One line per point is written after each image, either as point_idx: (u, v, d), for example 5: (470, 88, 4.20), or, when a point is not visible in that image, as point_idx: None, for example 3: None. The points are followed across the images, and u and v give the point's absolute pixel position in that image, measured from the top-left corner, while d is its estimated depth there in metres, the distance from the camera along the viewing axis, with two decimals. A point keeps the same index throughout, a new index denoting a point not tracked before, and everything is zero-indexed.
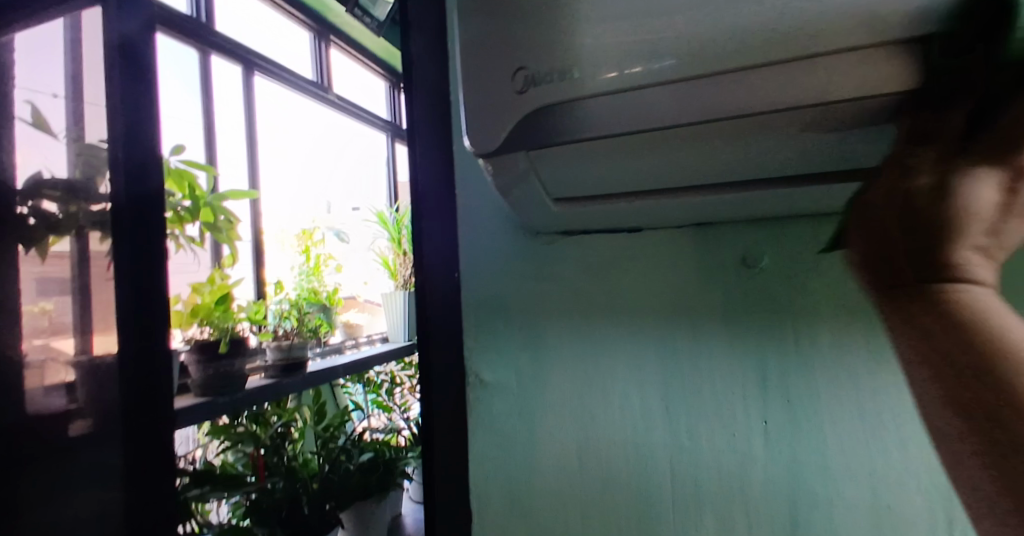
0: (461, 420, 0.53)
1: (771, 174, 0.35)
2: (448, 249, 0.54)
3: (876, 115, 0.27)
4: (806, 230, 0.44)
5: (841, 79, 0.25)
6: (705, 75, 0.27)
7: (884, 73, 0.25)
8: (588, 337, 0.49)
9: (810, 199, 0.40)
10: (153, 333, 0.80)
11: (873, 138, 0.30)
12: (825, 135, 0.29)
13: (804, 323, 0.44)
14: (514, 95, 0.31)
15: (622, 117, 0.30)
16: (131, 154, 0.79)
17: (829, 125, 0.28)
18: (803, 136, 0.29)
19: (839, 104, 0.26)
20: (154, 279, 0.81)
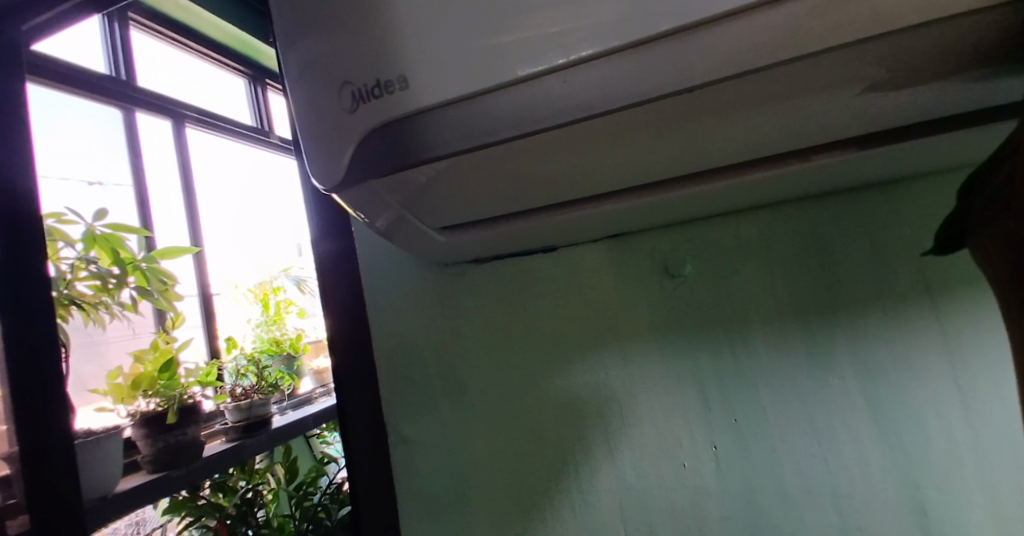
0: (387, 485, 0.47)
1: (665, 173, 0.31)
2: (352, 295, 0.49)
3: (751, 98, 0.23)
4: (726, 228, 0.41)
5: (701, 58, 0.21)
6: (552, 70, 0.23)
7: (750, 45, 0.21)
8: (511, 375, 0.44)
9: (720, 197, 0.36)
10: (49, 425, 0.69)
11: (756, 125, 0.26)
12: (704, 122, 0.25)
13: (738, 332, 0.40)
14: (345, 115, 0.26)
15: (470, 131, 0.25)
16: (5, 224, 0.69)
17: (701, 111, 0.24)
18: (680, 125, 0.25)
19: (707, 87, 0.22)
20: (46, 361, 0.70)
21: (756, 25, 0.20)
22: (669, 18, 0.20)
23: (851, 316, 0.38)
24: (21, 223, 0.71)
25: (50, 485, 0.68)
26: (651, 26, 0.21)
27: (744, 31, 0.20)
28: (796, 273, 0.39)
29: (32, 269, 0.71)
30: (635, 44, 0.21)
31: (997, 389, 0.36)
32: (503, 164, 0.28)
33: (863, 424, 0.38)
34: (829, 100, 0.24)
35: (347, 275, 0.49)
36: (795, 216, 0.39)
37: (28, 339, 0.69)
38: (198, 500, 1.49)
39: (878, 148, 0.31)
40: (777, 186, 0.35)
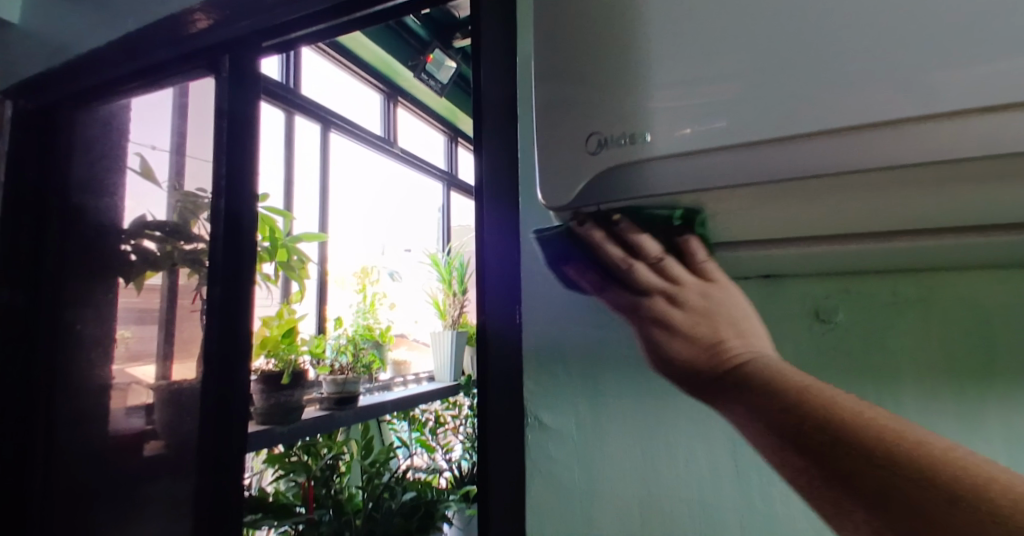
0: (519, 463, 0.54)
1: (846, 230, 0.36)
2: (512, 296, 0.57)
3: (952, 178, 0.27)
4: (882, 287, 0.44)
5: (908, 146, 0.26)
6: (771, 140, 0.29)
7: (950, 145, 0.26)
8: (647, 386, 0.50)
9: (892, 252, 0.38)
10: (236, 368, 0.91)
11: (943, 204, 0.30)
12: (904, 193, 0.30)
13: (884, 383, 0.42)
14: (587, 155, 0.34)
15: (688, 179, 0.32)
16: (229, 204, 0.94)
17: (896, 187, 0.29)
18: (876, 193, 0.30)
19: (908, 168, 0.27)
20: (239, 316, 0.92)
21: (959, 126, 0.25)
22: (888, 111, 0.26)
23: (1005, 386, 0.40)
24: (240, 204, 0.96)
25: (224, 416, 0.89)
26: (870, 117, 0.27)
27: (947, 128, 0.26)
28: (948, 333, 0.42)
29: (241, 251, 0.94)
30: (851, 127, 0.27)
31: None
32: (704, 207, 0.34)
33: None
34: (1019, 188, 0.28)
35: (510, 277, 0.58)
36: (955, 281, 0.42)
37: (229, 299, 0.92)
38: (290, 457, 1.68)
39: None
40: (947, 254, 0.38)
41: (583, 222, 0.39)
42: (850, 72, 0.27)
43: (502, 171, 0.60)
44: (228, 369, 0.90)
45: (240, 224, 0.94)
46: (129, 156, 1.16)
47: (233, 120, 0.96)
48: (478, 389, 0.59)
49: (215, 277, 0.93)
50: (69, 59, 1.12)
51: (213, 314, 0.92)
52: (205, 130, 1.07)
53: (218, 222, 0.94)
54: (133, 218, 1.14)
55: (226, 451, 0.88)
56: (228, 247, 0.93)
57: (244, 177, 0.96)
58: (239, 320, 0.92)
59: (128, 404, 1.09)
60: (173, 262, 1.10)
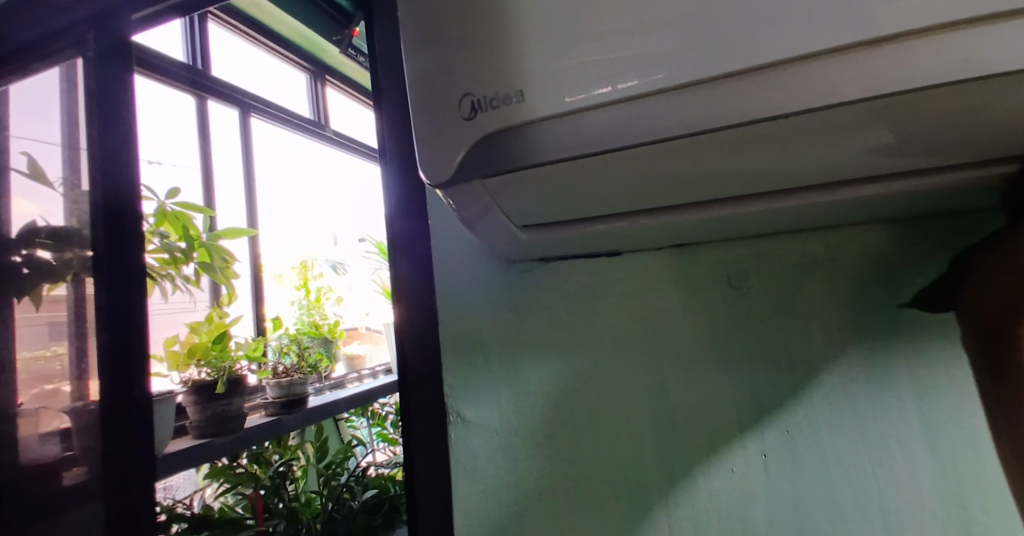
0: (442, 463, 0.50)
1: (750, 190, 0.33)
2: (423, 285, 0.52)
3: (843, 126, 0.25)
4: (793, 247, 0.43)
5: (798, 91, 0.24)
6: (656, 92, 0.25)
7: (841, 88, 0.23)
8: (568, 369, 0.47)
9: (802, 210, 0.36)
10: (134, 382, 0.83)
11: (844, 154, 0.28)
12: (800, 145, 0.27)
13: (796, 345, 0.42)
14: (462, 122, 0.30)
15: (572, 142, 0.28)
16: (108, 197, 0.84)
17: (794, 138, 0.26)
18: (773, 148, 0.27)
19: (799, 116, 0.24)
20: (135, 321, 0.84)
21: (853, 64, 0.23)
22: (777, 48, 0.23)
23: (912, 339, 0.40)
24: (120, 196, 0.86)
25: (126, 437, 0.81)
26: (757, 57, 0.23)
27: (839, 67, 0.23)
28: (855, 287, 0.41)
29: (125, 253, 0.86)
30: (740, 72, 0.24)
31: None
32: (598, 175, 0.30)
33: (915, 444, 0.39)
34: (914, 130, 0.26)
35: (421, 267, 0.53)
36: (867, 238, 0.41)
37: (115, 308, 0.82)
38: (235, 469, 1.58)
39: (967, 175, 0.31)
40: (850, 210, 0.37)
41: (717, 167, 0.29)
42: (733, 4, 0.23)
43: (405, 150, 0.54)
44: (124, 382, 0.82)
45: (124, 221, 0.85)
46: (13, 155, 1.03)
47: (100, 101, 0.86)
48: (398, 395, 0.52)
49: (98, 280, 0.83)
50: None
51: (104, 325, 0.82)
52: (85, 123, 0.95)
53: (98, 223, 0.84)
54: (21, 225, 1.01)
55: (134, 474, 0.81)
56: (109, 247, 0.84)
57: (123, 168, 0.86)
58: (133, 329, 0.84)
59: (42, 429, 0.99)
60: (75, 271, 0.99)
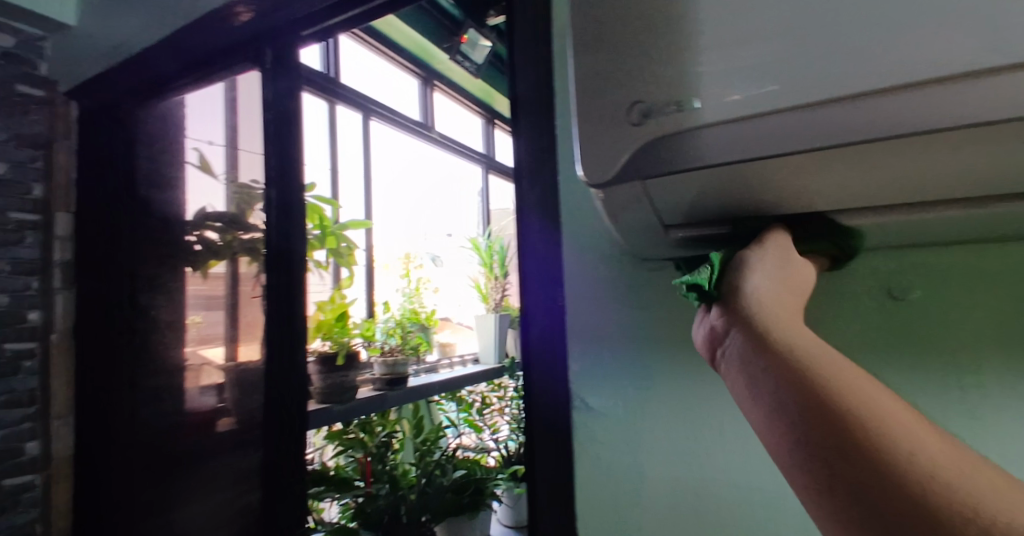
0: (567, 443, 0.55)
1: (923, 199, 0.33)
2: (551, 274, 0.57)
3: None
4: (961, 260, 0.42)
5: (993, 101, 0.24)
6: (831, 101, 0.27)
7: None
8: (695, 364, 0.49)
9: (984, 221, 0.35)
10: (292, 350, 0.98)
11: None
12: (989, 154, 0.26)
13: (962, 356, 0.41)
14: (629, 127, 0.33)
15: (738, 145, 0.30)
16: (281, 197, 1.00)
17: (985, 146, 0.26)
18: (958, 155, 0.27)
19: (994, 125, 0.24)
20: (294, 302, 0.99)
21: None
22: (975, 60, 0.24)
23: None
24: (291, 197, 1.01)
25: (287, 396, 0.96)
26: (948, 71, 0.24)
27: None
28: None
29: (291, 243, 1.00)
30: (939, 79, 0.24)
31: None
32: (760, 178, 0.32)
33: None
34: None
35: (551, 260, 0.57)
36: None
37: (283, 288, 0.98)
38: (348, 433, 1.77)
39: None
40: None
41: (888, 174, 0.30)
42: (931, 19, 0.25)
43: (541, 152, 0.59)
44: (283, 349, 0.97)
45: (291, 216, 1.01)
46: (188, 151, 1.21)
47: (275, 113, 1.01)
48: (525, 377, 0.58)
49: (273, 264, 0.98)
50: (121, 58, 1.15)
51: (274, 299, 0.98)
52: (254, 127, 1.10)
53: (271, 212, 0.99)
54: (195, 211, 1.20)
55: (290, 427, 0.95)
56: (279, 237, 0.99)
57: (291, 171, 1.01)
58: (295, 306, 0.99)
59: (201, 383, 1.14)
60: (234, 252, 1.16)
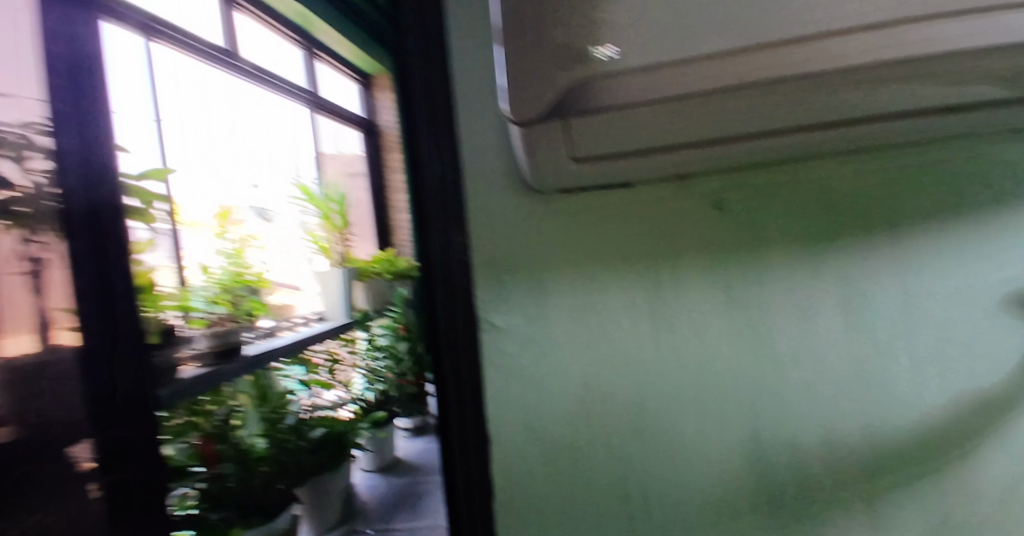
0: (476, 363, 0.60)
1: (751, 130, 0.42)
2: (452, 209, 0.59)
3: (841, 81, 0.34)
4: (763, 178, 0.53)
5: (819, 58, 0.32)
6: (714, 53, 0.33)
7: (851, 53, 0.31)
8: (586, 279, 0.57)
9: (783, 149, 0.47)
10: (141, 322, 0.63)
11: (836, 99, 0.37)
12: (805, 94, 0.36)
13: (757, 250, 0.54)
14: (555, 70, 0.36)
15: (642, 91, 0.36)
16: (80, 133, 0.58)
17: (806, 88, 0.35)
18: (790, 96, 0.36)
19: (819, 73, 0.32)
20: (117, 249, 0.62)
21: (863, 39, 0.31)
22: (810, 25, 0.30)
23: (847, 245, 0.52)
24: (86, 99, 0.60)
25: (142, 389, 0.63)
26: (792, 31, 0.31)
27: (847, 45, 0.31)
28: (806, 207, 0.52)
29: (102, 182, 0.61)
30: (787, 39, 0.31)
31: (931, 306, 0.51)
32: (655, 115, 0.39)
33: (837, 320, 0.52)
34: (890, 87, 0.36)
35: (453, 197, 0.59)
36: (814, 170, 0.52)
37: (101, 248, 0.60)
38: None
39: (896, 122, 0.43)
40: (814, 149, 0.48)
41: (740, 112, 0.39)
42: None
43: (437, 92, 0.59)
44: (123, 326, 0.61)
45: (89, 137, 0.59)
46: None
47: None
48: (427, 309, 0.61)
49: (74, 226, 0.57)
50: None
51: (86, 268, 0.59)
52: None
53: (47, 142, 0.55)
54: None
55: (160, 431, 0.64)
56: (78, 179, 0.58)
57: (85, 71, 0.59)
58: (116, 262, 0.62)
59: None
60: None
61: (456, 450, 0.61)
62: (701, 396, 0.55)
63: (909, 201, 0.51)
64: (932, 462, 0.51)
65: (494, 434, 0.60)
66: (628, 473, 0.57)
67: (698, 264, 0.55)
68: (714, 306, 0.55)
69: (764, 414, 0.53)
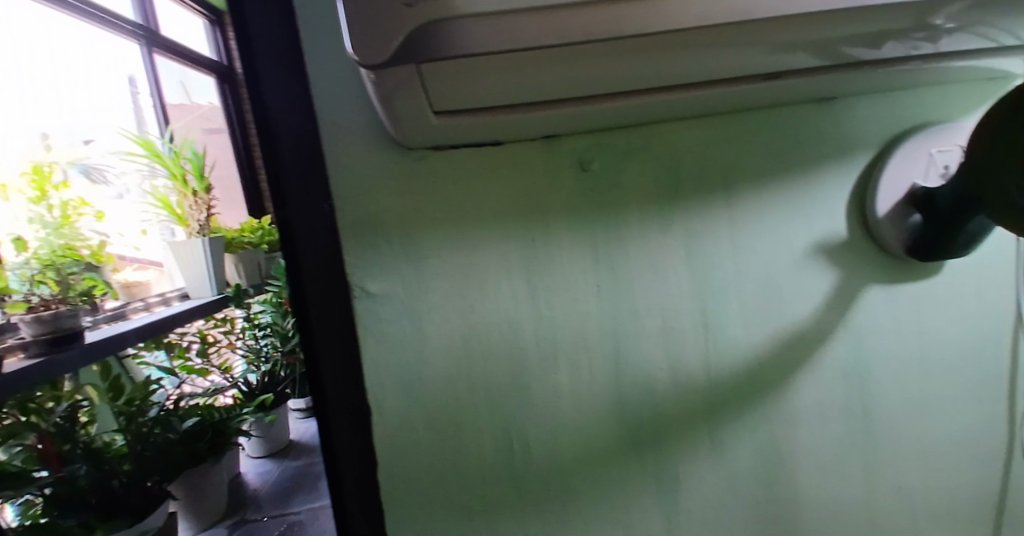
0: (352, 334, 0.56)
1: (601, 91, 0.46)
2: (311, 168, 0.53)
3: (672, 45, 0.38)
4: (622, 139, 0.56)
5: (657, 18, 0.35)
6: (565, 6, 0.34)
7: (682, 17, 0.35)
8: (459, 238, 0.56)
9: (633, 110, 0.52)
10: None
11: (672, 62, 0.42)
12: (645, 58, 0.40)
13: (617, 209, 0.56)
14: (401, 7, 0.34)
15: (496, 39, 0.35)
16: None
17: (646, 50, 0.38)
18: (631, 58, 0.40)
19: (657, 34, 0.36)
20: None
21: (690, 4, 0.35)
22: None
23: (693, 203, 0.56)
24: None
25: None
26: None
27: (678, 7, 0.35)
28: (661, 166, 0.56)
29: None
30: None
31: (759, 256, 0.57)
32: (508, 69, 0.39)
33: (685, 272, 0.57)
34: (708, 52, 0.40)
35: (309, 151, 0.53)
36: (665, 132, 0.56)
37: None
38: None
39: (718, 88, 0.50)
40: (661, 110, 0.52)
41: (592, 70, 0.41)
42: None
43: (278, 28, 0.51)
44: None
45: None
46: None
47: None
48: (290, 281, 0.55)
49: None
50: None
51: None
52: None
53: None
54: None
55: None
56: None
57: None
58: None
59: None
60: None
61: (337, 428, 0.57)
62: (574, 347, 0.58)
63: (746, 160, 0.56)
64: (762, 389, 0.58)
65: (376, 405, 0.57)
66: (508, 427, 0.59)
67: (568, 226, 0.56)
68: (585, 264, 0.57)
69: (626, 358, 0.58)
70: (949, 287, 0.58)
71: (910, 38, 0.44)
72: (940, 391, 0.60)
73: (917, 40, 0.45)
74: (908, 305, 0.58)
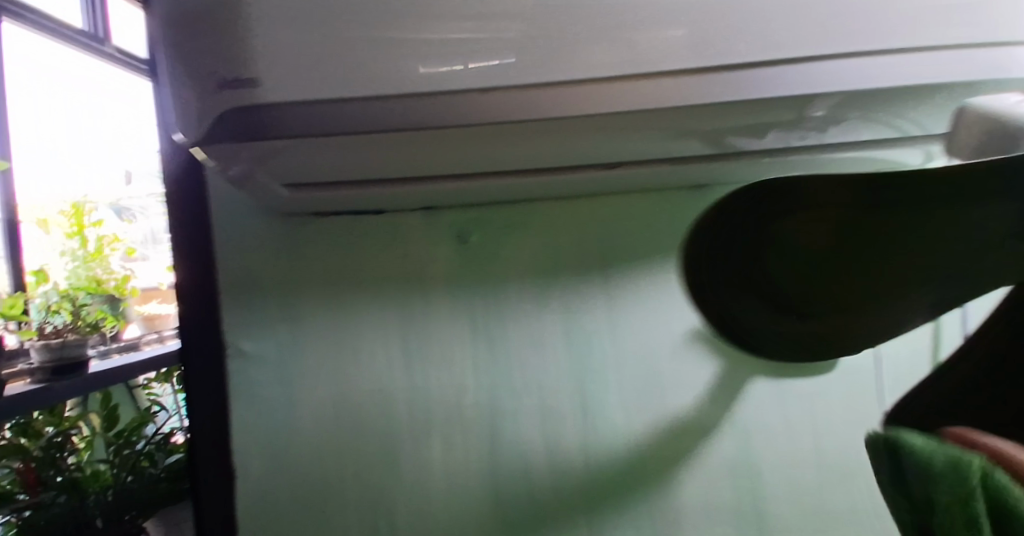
0: (224, 393, 0.56)
1: (453, 171, 0.45)
2: (200, 233, 0.55)
3: (545, 130, 0.30)
4: (501, 214, 0.56)
5: (518, 110, 0.26)
6: (390, 97, 0.25)
7: (550, 113, 0.26)
8: (336, 304, 0.56)
9: (503, 189, 0.51)
10: None
11: (503, 155, 0.40)
12: (527, 136, 0.32)
13: (499, 282, 0.56)
14: (199, 93, 0.25)
15: (316, 131, 0.26)
16: None
17: (524, 131, 0.29)
18: (516, 135, 0.31)
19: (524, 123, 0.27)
20: None
21: (560, 94, 0.25)
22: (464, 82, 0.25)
23: (569, 282, 0.56)
24: None
25: None
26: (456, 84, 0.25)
27: (547, 97, 0.26)
28: (543, 243, 0.56)
29: None
30: (466, 88, 0.25)
31: (641, 340, 0.55)
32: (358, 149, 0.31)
33: (563, 350, 0.55)
34: (597, 133, 0.32)
35: (198, 217, 0.56)
36: (546, 210, 0.56)
37: None
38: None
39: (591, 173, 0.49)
40: (534, 190, 0.52)
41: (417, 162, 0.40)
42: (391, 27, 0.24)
43: None
44: None
45: None
46: None
47: None
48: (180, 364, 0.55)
49: None
50: None
51: None
52: None
53: None
54: None
55: None
56: None
57: None
58: None
59: None
60: None
61: (203, 490, 0.56)
62: (445, 421, 0.56)
63: (627, 241, 0.56)
64: (642, 485, 0.54)
65: (240, 463, 0.56)
66: (374, 499, 0.56)
67: (446, 299, 0.56)
68: (463, 339, 0.56)
69: (501, 436, 0.56)
70: (847, 384, 0.55)
71: (793, 129, 0.37)
72: (835, 498, 0.54)
73: (800, 133, 0.39)
74: (798, 401, 0.55)
